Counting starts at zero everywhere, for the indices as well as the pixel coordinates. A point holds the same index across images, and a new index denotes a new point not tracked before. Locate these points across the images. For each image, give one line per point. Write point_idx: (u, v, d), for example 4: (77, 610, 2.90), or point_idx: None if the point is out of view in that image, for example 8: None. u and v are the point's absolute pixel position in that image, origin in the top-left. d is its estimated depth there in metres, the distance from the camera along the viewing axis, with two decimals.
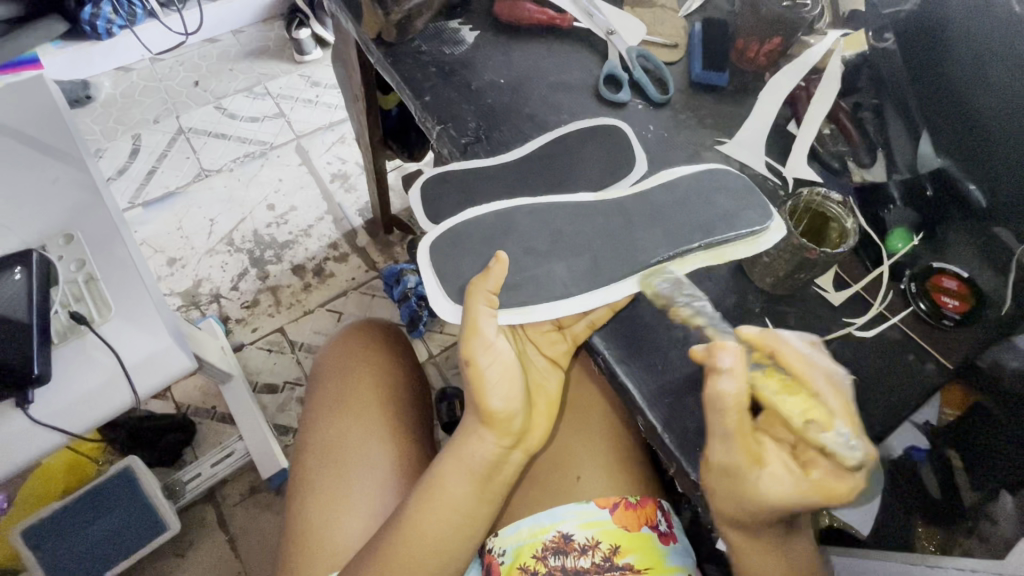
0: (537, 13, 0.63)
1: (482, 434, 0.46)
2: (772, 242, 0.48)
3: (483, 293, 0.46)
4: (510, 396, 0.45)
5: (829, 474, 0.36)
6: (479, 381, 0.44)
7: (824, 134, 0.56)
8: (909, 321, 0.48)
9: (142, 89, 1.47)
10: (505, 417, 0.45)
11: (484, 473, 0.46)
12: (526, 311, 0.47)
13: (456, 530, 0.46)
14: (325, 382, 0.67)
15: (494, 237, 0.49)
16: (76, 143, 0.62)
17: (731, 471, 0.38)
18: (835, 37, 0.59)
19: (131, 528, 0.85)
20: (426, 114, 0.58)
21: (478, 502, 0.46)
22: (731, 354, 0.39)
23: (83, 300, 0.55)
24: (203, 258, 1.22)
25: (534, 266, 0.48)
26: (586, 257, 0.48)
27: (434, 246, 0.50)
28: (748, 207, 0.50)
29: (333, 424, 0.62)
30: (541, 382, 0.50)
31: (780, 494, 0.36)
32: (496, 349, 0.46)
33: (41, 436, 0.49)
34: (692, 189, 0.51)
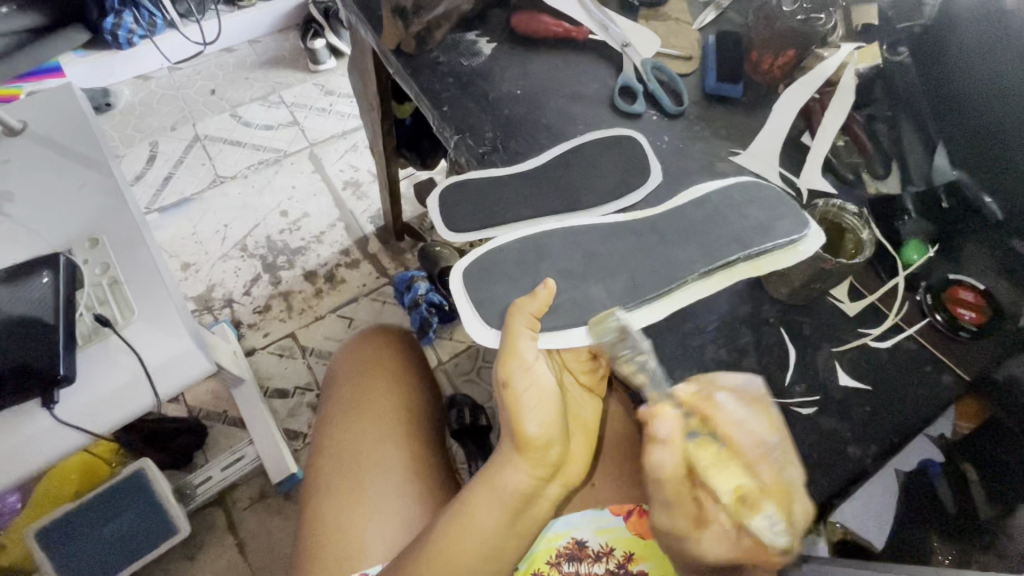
0: (553, 26, 0.64)
1: (517, 463, 0.44)
2: (806, 254, 0.48)
3: (524, 318, 0.45)
4: (547, 422, 0.44)
5: (753, 543, 0.38)
6: (516, 405, 0.44)
7: (838, 146, 0.57)
8: (925, 332, 0.48)
9: (160, 98, 1.50)
10: (543, 447, 0.44)
11: (517, 504, 0.45)
12: (566, 335, 0.46)
13: (487, 559, 0.45)
14: (347, 394, 0.66)
15: (530, 258, 0.49)
16: (102, 149, 0.64)
17: (677, 533, 0.42)
18: (848, 50, 0.59)
19: (142, 531, 0.86)
20: (444, 124, 0.59)
21: (508, 535, 0.45)
22: (666, 423, 0.43)
23: (107, 303, 0.56)
24: (217, 262, 1.24)
25: (571, 289, 0.48)
26: (623, 276, 0.48)
27: (468, 271, 0.50)
28: (785, 218, 0.50)
29: (353, 439, 0.62)
30: (577, 411, 0.49)
31: (717, 555, 0.40)
32: (535, 373, 0.45)
33: (66, 436, 0.50)
34: (732, 205, 0.51)
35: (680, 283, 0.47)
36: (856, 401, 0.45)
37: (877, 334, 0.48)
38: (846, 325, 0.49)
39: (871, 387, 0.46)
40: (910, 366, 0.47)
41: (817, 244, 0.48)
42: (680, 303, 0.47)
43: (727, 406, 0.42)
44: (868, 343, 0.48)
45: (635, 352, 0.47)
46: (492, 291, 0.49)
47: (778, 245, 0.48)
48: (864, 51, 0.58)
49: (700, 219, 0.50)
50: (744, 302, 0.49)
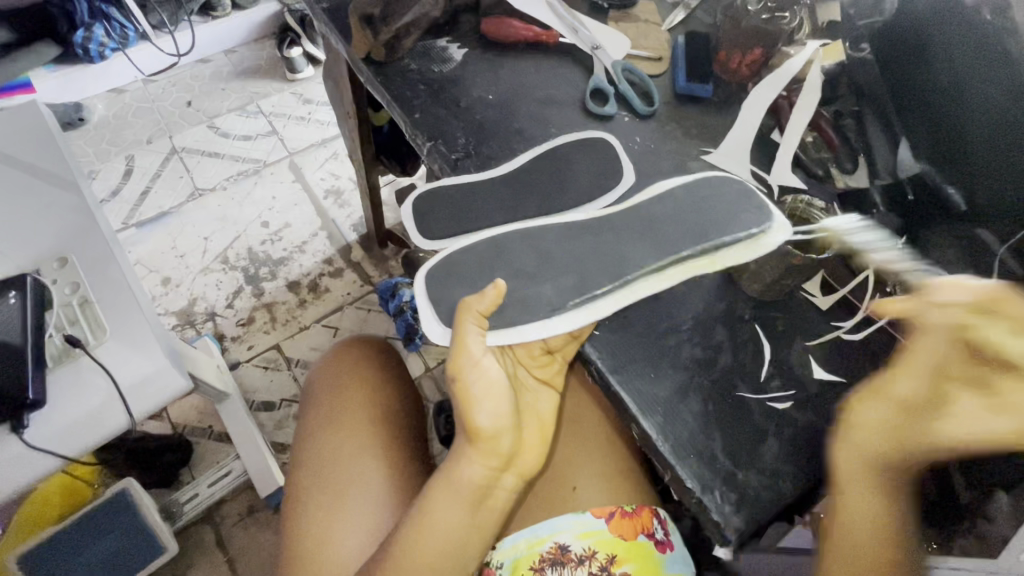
0: (522, 30, 0.64)
1: (470, 456, 0.46)
2: (772, 246, 0.49)
3: (471, 314, 0.46)
4: (497, 413, 0.45)
5: (976, 420, 0.38)
6: (467, 399, 0.45)
7: (807, 142, 0.58)
8: (895, 323, 0.49)
9: (135, 111, 1.48)
10: (494, 438, 0.45)
11: (475, 496, 0.46)
12: (516, 331, 0.47)
13: (447, 552, 0.46)
14: (320, 402, 0.67)
15: (489, 257, 0.50)
16: (70, 166, 0.63)
17: (931, 402, 0.40)
18: (813, 46, 0.59)
19: (127, 552, 0.84)
20: (416, 131, 0.59)
21: (468, 526, 0.47)
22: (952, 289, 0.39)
23: (78, 323, 0.55)
24: (198, 276, 1.23)
25: (526, 286, 0.49)
26: (574, 275, 0.49)
27: (431, 274, 0.51)
28: (744, 210, 0.51)
29: (327, 449, 0.62)
30: (530, 401, 0.50)
31: (958, 434, 0.39)
32: (484, 367, 0.46)
33: (36, 461, 0.49)
34: (694, 200, 0.52)
35: (638, 273, 0.48)
36: (831, 394, 0.46)
37: (850, 327, 0.49)
38: (819, 319, 0.50)
39: (846, 380, 0.46)
40: (883, 357, 0.47)
41: (780, 238, 0.49)
42: (637, 293, 0.48)
43: None
44: (841, 336, 0.49)
45: (611, 354, 0.47)
46: (453, 291, 0.50)
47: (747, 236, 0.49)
48: (829, 48, 0.59)
49: (665, 214, 0.51)
50: (718, 300, 0.50)
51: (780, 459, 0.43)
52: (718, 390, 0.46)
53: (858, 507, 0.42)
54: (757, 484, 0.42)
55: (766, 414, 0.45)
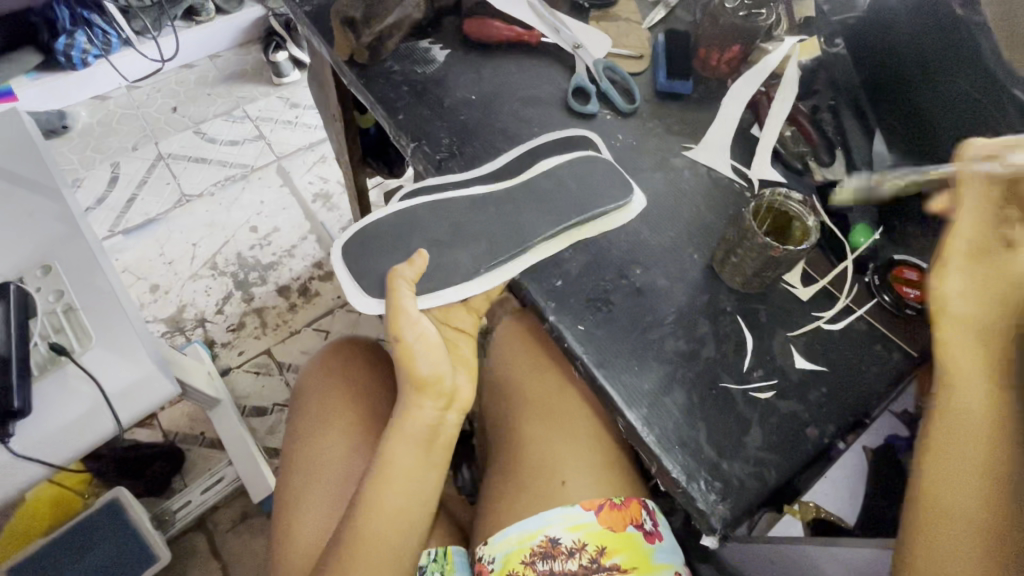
0: (505, 31, 0.65)
1: (419, 402, 0.48)
2: (635, 212, 0.54)
3: (403, 281, 0.49)
4: (437, 361, 0.48)
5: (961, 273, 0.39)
6: (409, 355, 0.47)
7: (786, 137, 0.58)
8: (873, 312, 0.50)
9: (120, 117, 1.47)
10: (434, 381, 0.48)
11: (424, 440, 0.48)
12: (437, 295, 0.50)
13: (409, 498, 0.48)
14: (297, 398, 0.69)
15: (406, 229, 0.53)
16: (53, 174, 0.63)
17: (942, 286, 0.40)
18: (791, 43, 0.61)
19: (118, 563, 0.82)
20: (400, 132, 0.59)
21: (424, 469, 0.49)
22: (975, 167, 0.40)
23: (63, 330, 0.55)
24: (186, 283, 1.22)
25: (439, 255, 0.52)
26: (484, 242, 0.52)
27: (347, 251, 0.53)
28: (614, 186, 0.54)
29: (302, 434, 0.64)
30: (457, 350, 0.53)
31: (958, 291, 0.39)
32: (422, 324, 0.48)
33: (24, 469, 0.49)
34: (571, 177, 0.55)
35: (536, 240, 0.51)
36: (812, 383, 0.47)
37: (830, 317, 0.50)
38: (800, 309, 0.50)
39: (827, 369, 0.47)
40: (863, 345, 0.48)
41: (640, 207, 0.54)
42: (549, 251, 0.52)
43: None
44: (822, 326, 0.49)
45: (597, 348, 0.47)
46: (374, 262, 0.52)
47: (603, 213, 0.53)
48: (806, 43, 0.62)
49: (584, 183, 0.55)
50: (701, 293, 0.50)
51: (763, 448, 0.44)
52: (701, 382, 0.46)
53: (957, 482, 0.37)
54: (740, 472, 0.43)
55: (749, 404, 0.46)
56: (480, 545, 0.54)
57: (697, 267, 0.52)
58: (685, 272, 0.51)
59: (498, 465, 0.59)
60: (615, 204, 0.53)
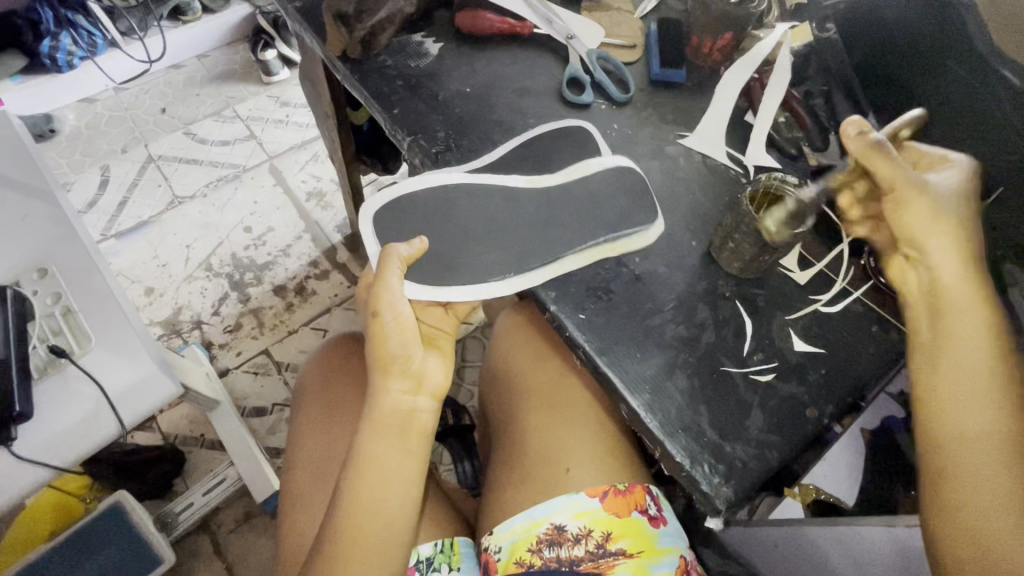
0: (498, 22, 0.64)
1: (388, 385, 0.49)
2: (653, 240, 0.52)
3: (396, 259, 0.49)
4: (406, 343, 0.49)
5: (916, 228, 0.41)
6: (381, 335, 0.48)
7: (779, 123, 0.59)
8: (869, 295, 0.50)
9: (108, 120, 1.45)
10: (402, 362, 0.49)
11: (398, 424, 0.49)
12: (439, 291, 0.50)
13: (387, 486, 0.47)
14: (292, 403, 0.70)
15: (442, 207, 0.52)
16: (44, 176, 0.62)
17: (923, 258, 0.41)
18: (783, 29, 0.62)
19: (123, 566, 0.82)
20: (396, 126, 0.59)
21: (401, 454, 0.49)
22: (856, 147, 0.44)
23: (62, 333, 0.55)
24: (181, 285, 1.21)
25: (463, 250, 0.51)
26: (514, 248, 0.51)
27: (377, 215, 0.53)
28: (637, 208, 0.52)
29: (301, 439, 0.64)
30: (434, 339, 0.54)
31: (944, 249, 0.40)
32: (399, 308, 0.49)
33: (29, 472, 0.48)
34: (597, 195, 0.53)
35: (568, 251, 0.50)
36: (811, 364, 0.47)
37: (827, 299, 0.50)
38: (798, 293, 0.51)
39: (826, 350, 0.48)
40: (860, 327, 0.49)
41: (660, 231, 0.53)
42: (563, 267, 0.50)
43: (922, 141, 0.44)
44: (819, 309, 0.50)
45: (598, 336, 0.48)
46: (396, 237, 0.53)
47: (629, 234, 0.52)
48: (797, 30, 0.62)
49: (596, 196, 0.53)
50: (700, 279, 0.51)
51: (764, 429, 0.45)
52: (702, 367, 0.47)
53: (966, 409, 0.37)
54: (743, 454, 0.43)
55: (749, 387, 0.46)
56: (486, 535, 0.54)
57: (694, 254, 0.52)
58: (683, 259, 0.52)
59: (500, 456, 0.59)
60: (611, 194, 0.53)
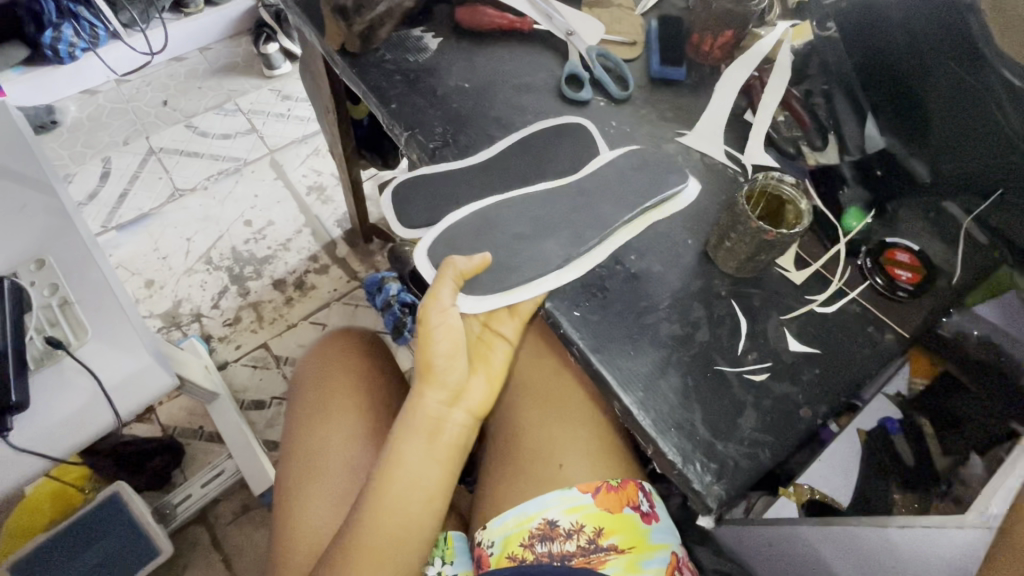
0: (497, 18, 0.64)
1: (423, 391, 0.49)
2: (692, 199, 0.55)
3: (453, 271, 0.48)
4: (452, 353, 0.48)
5: None
6: (427, 340, 0.47)
7: (778, 122, 0.58)
8: (866, 295, 0.50)
9: (110, 112, 1.45)
10: (444, 372, 0.48)
11: (429, 432, 0.48)
12: (510, 294, 0.49)
13: (411, 494, 0.47)
14: (290, 396, 0.69)
15: (483, 231, 0.52)
16: (43, 168, 0.62)
17: None
18: (784, 28, 0.62)
19: (121, 555, 0.84)
20: (394, 121, 0.59)
21: (430, 463, 0.48)
22: None
23: (58, 324, 0.55)
24: (181, 277, 1.22)
25: (526, 248, 0.51)
26: (569, 230, 0.51)
27: (431, 249, 0.51)
28: (671, 171, 0.55)
29: (310, 430, 0.63)
30: (486, 352, 0.52)
31: None
32: (448, 314, 0.48)
33: (24, 462, 0.49)
34: (626, 167, 0.55)
35: (617, 226, 0.52)
36: (806, 365, 0.47)
37: (823, 300, 0.50)
38: (794, 293, 0.51)
39: (821, 351, 0.48)
40: (856, 327, 0.49)
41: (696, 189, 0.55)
42: (617, 243, 0.52)
43: None
44: (815, 309, 0.50)
45: (592, 334, 0.48)
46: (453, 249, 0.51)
47: (664, 199, 0.54)
48: (798, 28, 0.63)
49: (620, 172, 0.55)
50: (696, 278, 0.51)
51: (757, 429, 0.45)
52: (696, 365, 0.47)
53: None
54: (736, 453, 0.43)
55: (743, 386, 0.46)
56: (479, 530, 0.54)
57: (691, 253, 0.52)
58: (680, 258, 0.52)
59: (494, 451, 0.59)
60: (607, 191, 0.53)
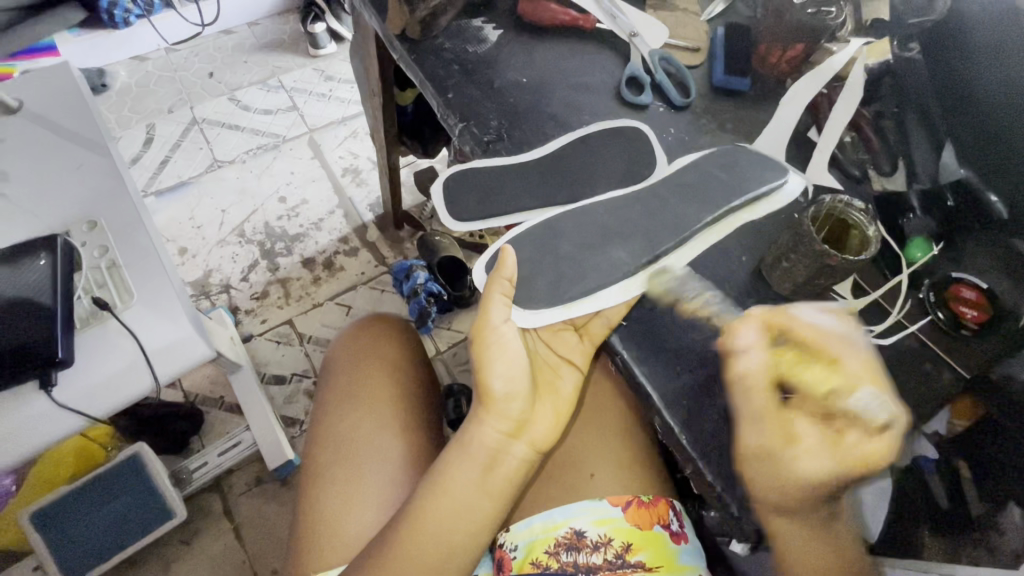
0: (560, 14, 0.63)
1: (483, 419, 0.47)
2: (788, 199, 0.53)
3: (502, 282, 0.47)
4: (510, 378, 0.46)
5: (864, 438, 0.38)
6: (484, 362, 0.46)
7: (845, 142, 0.57)
8: (928, 332, 0.48)
9: (157, 79, 1.47)
10: (503, 400, 0.46)
11: (486, 462, 0.47)
12: (571, 306, 0.47)
13: (456, 521, 0.46)
14: (320, 380, 0.70)
15: (544, 241, 0.49)
16: (99, 129, 0.63)
17: (768, 452, 0.40)
18: (857, 45, 0.59)
19: (137, 514, 0.85)
20: (449, 111, 0.58)
21: (480, 493, 0.46)
22: (749, 334, 0.44)
23: (105, 286, 0.56)
24: (214, 248, 1.23)
25: (598, 260, 0.48)
26: (639, 237, 0.49)
27: (488, 264, 0.50)
28: (765, 168, 0.54)
29: (341, 423, 0.63)
30: (553, 379, 0.49)
31: (820, 468, 0.39)
32: (504, 335, 0.46)
33: (64, 419, 0.50)
34: (704, 163, 0.54)
35: (697, 230, 0.50)
36: None
37: (879, 331, 0.49)
38: None
39: None
40: (912, 363, 0.47)
41: (796, 189, 0.54)
42: (704, 243, 0.50)
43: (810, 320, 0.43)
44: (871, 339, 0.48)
45: (636, 345, 0.47)
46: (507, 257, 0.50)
47: (762, 195, 0.52)
48: (873, 46, 0.58)
49: (698, 169, 0.53)
50: (747, 297, 0.49)
51: None
52: None
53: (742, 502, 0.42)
54: None
55: None
56: (501, 531, 0.54)
57: (744, 270, 0.50)
58: (733, 274, 0.50)
59: None
60: (664, 197, 0.52)
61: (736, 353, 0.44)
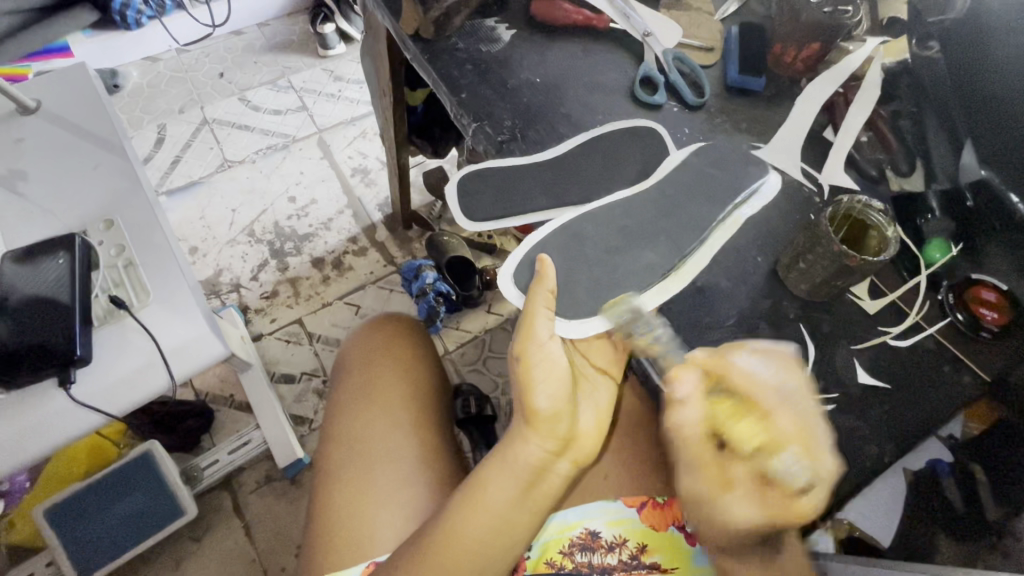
0: (573, 14, 0.63)
1: (527, 436, 0.46)
2: (769, 195, 0.53)
3: (544, 293, 0.46)
4: (556, 396, 0.45)
5: (786, 496, 0.38)
6: (529, 379, 0.45)
7: (861, 142, 0.56)
8: (945, 332, 0.48)
9: (168, 80, 1.49)
10: (550, 418, 0.45)
11: (530, 479, 0.46)
12: (618, 314, 0.47)
13: (498, 537, 0.45)
14: (334, 380, 0.69)
15: (569, 248, 0.49)
16: (115, 129, 0.64)
17: (701, 499, 0.41)
18: (874, 44, 0.60)
19: (148, 512, 0.85)
20: (462, 111, 0.58)
21: (521, 509, 0.46)
22: (686, 385, 0.42)
23: (123, 285, 0.56)
24: (225, 247, 1.24)
25: (620, 262, 0.48)
26: (664, 240, 0.49)
27: (516, 275, 0.49)
28: (768, 165, 0.54)
29: (364, 427, 0.62)
30: (590, 391, 0.50)
31: (745, 520, 0.39)
32: (549, 350, 0.46)
33: (82, 416, 0.50)
34: (720, 162, 0.54)
35: (710, 228, 0.50)
36: (873, 400, 0.45)
37: (898, 332, 0.48)
38: (867, 323, 0.49)
39: (891, 386, 0.46)
40: (930, 364, 0.47)
41: (772, 188, 0.53)
42: (716, 245, 0.50)
43: (750, 368, 0.42)
44: (888, 341, 0.48)
45: (656, 346, 0.47)
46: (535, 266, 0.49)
47: (752, 192, 0.52)
48: (890, 45, 0.59)
49: (713, 168, 0.53)
50: (763, 297, 0.49)
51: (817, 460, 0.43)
52: None
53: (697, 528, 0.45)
54: None
55: None
56: None
57: (758, 271, 0.50)
58: (747, 274, 0.50)
59: None
60: (680, 198, 0.51)
61: (673, 403, 0.42)
